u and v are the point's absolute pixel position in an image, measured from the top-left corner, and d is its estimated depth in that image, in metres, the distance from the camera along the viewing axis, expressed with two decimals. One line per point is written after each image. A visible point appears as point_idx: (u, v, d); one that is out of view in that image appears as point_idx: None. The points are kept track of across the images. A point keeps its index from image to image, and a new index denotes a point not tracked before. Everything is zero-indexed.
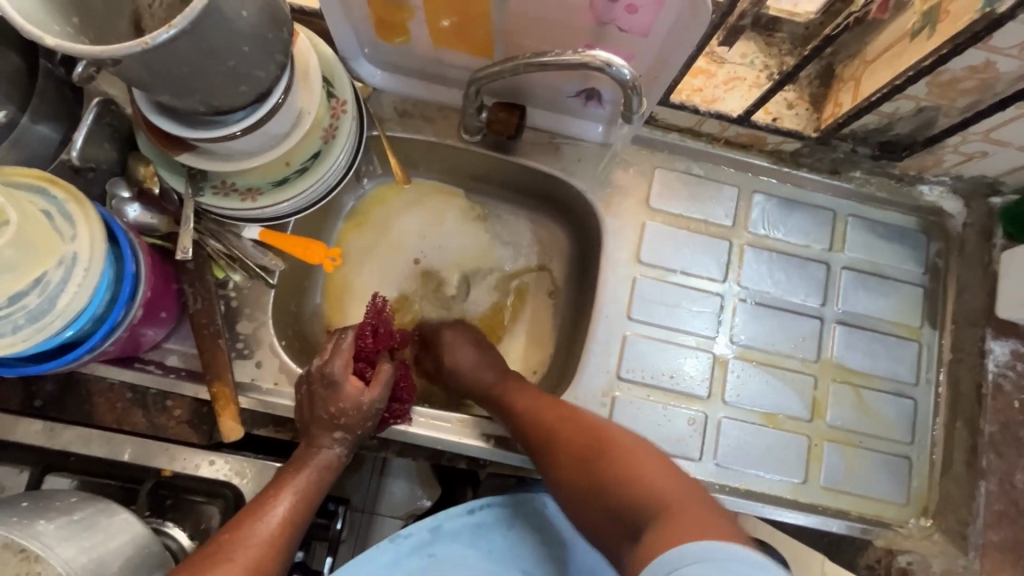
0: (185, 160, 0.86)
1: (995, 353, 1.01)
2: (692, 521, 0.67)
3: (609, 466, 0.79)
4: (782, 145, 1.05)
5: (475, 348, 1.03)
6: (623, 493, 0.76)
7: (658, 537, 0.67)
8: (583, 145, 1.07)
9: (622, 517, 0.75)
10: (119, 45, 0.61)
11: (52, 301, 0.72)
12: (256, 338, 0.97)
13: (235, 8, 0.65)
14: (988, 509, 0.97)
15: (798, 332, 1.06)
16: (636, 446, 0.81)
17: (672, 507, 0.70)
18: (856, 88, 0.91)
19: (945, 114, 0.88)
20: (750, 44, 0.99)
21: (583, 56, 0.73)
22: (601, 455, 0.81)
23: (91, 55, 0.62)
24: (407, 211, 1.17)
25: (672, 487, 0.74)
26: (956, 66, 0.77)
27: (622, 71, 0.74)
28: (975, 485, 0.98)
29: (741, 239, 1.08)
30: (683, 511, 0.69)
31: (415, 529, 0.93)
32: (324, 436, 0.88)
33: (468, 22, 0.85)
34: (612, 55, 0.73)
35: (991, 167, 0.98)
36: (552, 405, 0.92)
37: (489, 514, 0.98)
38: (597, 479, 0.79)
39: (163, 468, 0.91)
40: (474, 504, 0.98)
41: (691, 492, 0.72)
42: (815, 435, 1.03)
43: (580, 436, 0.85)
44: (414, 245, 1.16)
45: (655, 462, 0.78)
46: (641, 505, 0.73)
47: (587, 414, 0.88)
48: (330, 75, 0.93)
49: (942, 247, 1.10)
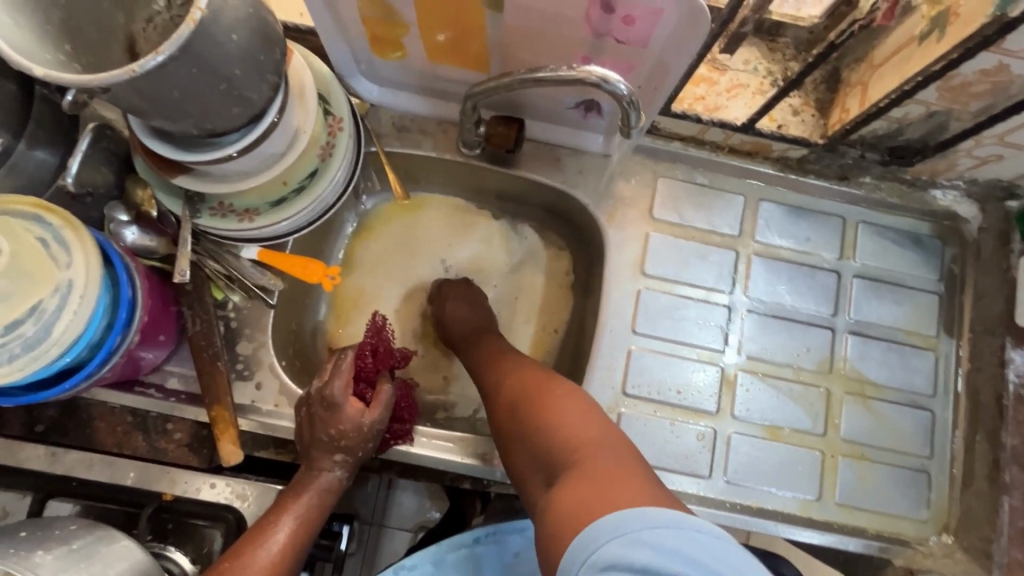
0: (182, 183, 0.85)
1: (1015, 362, 0.97)
2: (604, 475, 0.66)
3: (535, 415, 0.78)
4: (788, 152, 1.03)
5: (469, 302, 1.05)
6: (544, 443, 0.75)
7: (571, 491, 0.66)
8: (584, 156, 1.05)
9: (541, 459, 0.75)
10: (107, 74, 0.60)
11: (48, 329, 0.72)
12: (256, 359, 0.96)
13: (225, 31, 0.64)
14: (1012, 526, 0.93)
15: (809, 343, 1.03)
16: (564, 395, 0.79)
17: (587, 461, 0.69)
18: (863, 93, 0.88)
19: (957, 118, 0.85)
20: (752, 51, 0.97)
21: (579, 71, 0.72)
22: (531, 405, 0.80)
23: (81, 85, 0.62)
24: (420, 227, 1.15)
25: (593, 438, 0.72)
26: (967, 70, 0.74)
27: (619, 86, 0.72)
28: (997, 500, 0.94)
29: (747, 248, 1.05)
30: (600, 463, 0.68)
31: (417, 562, 0.95)
32: (323, 459, 0.86)
33: (463, 36, 0.84)
34: (607, 70, 0.71)
35: (1006, 170, 0.95)
36: (500, 363, 0.92)
37: (494, 543, 0.97)
38: (525, 429, 0.79)
39: (164, 492, 0.89)
40: (478, 533, 0.97)
41: (610, 444, 0.71)
42: (829, 449, 1.00)
43: (516, 387, 0.85)
44: (438, 266, 1.14)
45: (580, 411, 0.76)
46: (558, 454, 0.73)
47: (529, 367, 0.88)
48: (326, 92, 0.92)
49: (957, 252, 1.07)
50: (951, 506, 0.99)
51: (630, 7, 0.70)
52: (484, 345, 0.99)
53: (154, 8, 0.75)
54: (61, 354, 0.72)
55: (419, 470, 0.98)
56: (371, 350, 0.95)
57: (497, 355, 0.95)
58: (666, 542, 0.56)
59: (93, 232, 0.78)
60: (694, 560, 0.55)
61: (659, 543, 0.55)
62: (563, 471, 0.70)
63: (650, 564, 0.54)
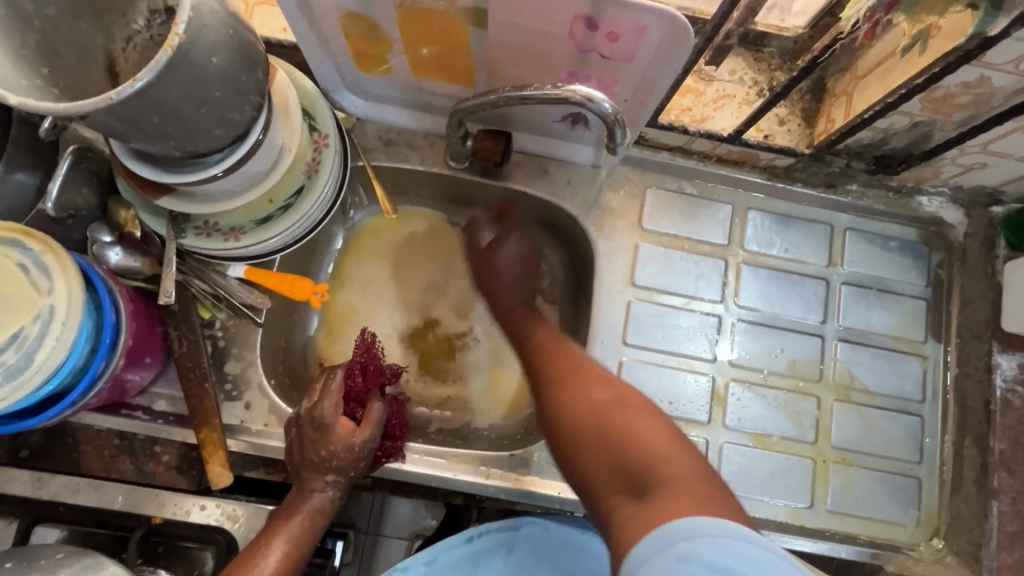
0: (165, 204, 0.84)
1: (1002, 368, 0.99)
2: (687, 489, 0.63)
3: (605, 420, 0.74)
4: (775, 161, 1.03)
5: (523, 263, 1.01)
6: (609, 448, 0.71)
7: (653, 503, 0.63)
8: (572, 167, 1.05)
9: (607, 463, 0.71)
10: (83, 102, 0.60)
11: (30, 357, 0.70)
12: (245, 378, 0.95)
13: (204, 54, 0.64)
14: (1000, 531, 0.94)
15: (799, 351, 1.04)
16: (633, 401, 0.76)
17: (663, 471, 0.66)
18: (848, 103, 0.89)
19: (941, 128, 0.85)
20: (738, 61, 0.97)
21: (563, 90, 0.72)
22: (596, 408, 0.76)
23: (57, 112, 0.61)
24: (412, 240, 1.15)
25: (665, 446, 0.69)
26: (949, 82, 0.75)
27: (603, 105, 0.73)
28: (986, 505, 0.95)
29: (736, 257, 1.05)
30: (676, 475, 0.65)
31: (409, 563, 0.94)
32: (313, 480, 0.86)
33: (449, 51, 0.83)
34: (591, 89, 0.72)
35: (990, 177, 0.96)
36: (556, 356, 0.87)
37: (487, 542, 0.97)
38: (588, 433, 0.74)
39: (153, 515, 0.89)
40: (471, 532, 0.97)
41: (688, 454, 0.68)
42: (820, 456, 1.00)
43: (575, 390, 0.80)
44: (427, 280, 1.13)
45: (650, 419, 0.73)
46: (631, 459, 0.69)
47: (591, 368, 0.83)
48: (311, 108, 0.92)
49: (944, 258, 1.07)
50: (941, 510, 1.00)
51: (613, 24, 0.70)
52: (534, 333, 0.93)
53: (133, 27, 0.75)
54: (43, 380, 0.71)
55: (411, 485, 0.98)
56: (359, 368, 0.94)
57: (553, 347, 0.89)
58: (751, 555, 0.55)
59: (75, 256, 0.77)
60: (768, 573, 0.55)
61: (716, 560, 0.55)
62: (638, 480, 0.67)
63: (731, 569, 0.54)
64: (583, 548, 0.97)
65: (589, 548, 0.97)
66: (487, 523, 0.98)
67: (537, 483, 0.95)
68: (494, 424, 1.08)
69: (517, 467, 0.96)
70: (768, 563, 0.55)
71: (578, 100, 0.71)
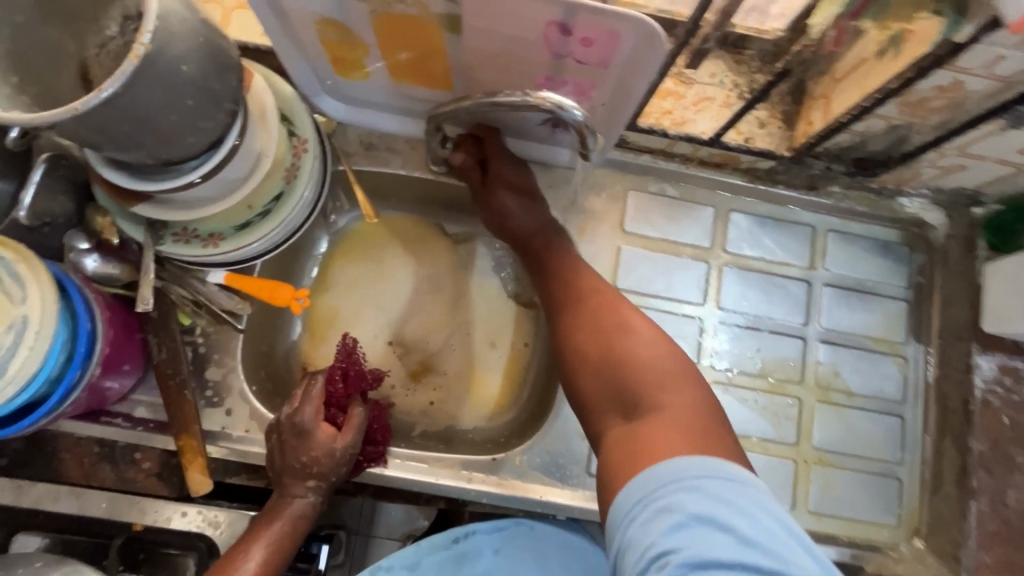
0: (142, 211, 0.84)
1: (982, 368, 1.00)
2: (682, 418, 0.73)
3: (616, 346, 0.82)
4: (757, 163, 1.03)
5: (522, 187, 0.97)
6: (615, 369, 0.80)
7: (645, 427, 0.73)
8: (553, 171, 1.05)
9: (615, 389, 0.80)
10: (49, 113, 0.59)
11: (3, 368, 0.70)
12: (226, 385, 0.95)
13: (174, 62, 0.63)
14: (981, 530, 0.96)
15: (781, 353, 1.04)
16: (640, 331, 0.82)
17: (662, 398, 0.75)
18: (827, 106, 0.89)
19: (918, 131, 0.86)
20: (718, 63, 0.94)
21: (534, 98, 0.76)
22: (608, 333, 0.83)
23: (27, 123, 0.61)
24: (395, 243, 1.14)
25: (666, 373, 0.78)
26: (924, 86, 0.75)
27: (573, 112, 0.76)
28: (966, 504, 0.97)
29: (718, 259, 1.06)
30: (672, 405, 0.75)
31: (394, 562, 0.94)
32: (294, 485, 0.86)
33: (425, 56, 0.83)
34: (561, 98, 0.75)
35: (969, 179, 0.96)
36: (572, 281, 0.91)
37: (472, 544, 0.97)
38: (595, 351, 0.82)
39: (134, 522, 0.89)
40: (455, 534, 0.97)
41: (684, 384, 0.77)
42: (802, 457, 1.01)
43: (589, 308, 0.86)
44: (413, 286, 1.13)
45: (659, 349, 0.81)
46: (635, 389, 0.78)
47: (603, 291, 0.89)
48: (290, 113, 0.91)
49: (925, 259, 1.07)
50: (923, 510, 1.00)
51: (587, 30, 0.69)
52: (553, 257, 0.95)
53: (107, 34, 0.73)
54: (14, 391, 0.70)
55: (392, 490, 0.98)
56: (339, 373, 0.94)
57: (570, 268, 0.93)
58: (736, 501, 0.61)
59: (50, 265, 0.77)
60: (751, 521, 0.60)
61: (695, 509, 0.60)
62: (641, 404, 0.76)
63: (714, 513, 0.60)
64: (568, 547, 0.96)
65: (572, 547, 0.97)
66: (475, 524, 0.98)
67: (519, 486, 0.95)
68: (478, 428, 1.08)
69: (499, 472, 0.95)
70: (756, 512, 0.60)
71: (549, 108, 0.75)
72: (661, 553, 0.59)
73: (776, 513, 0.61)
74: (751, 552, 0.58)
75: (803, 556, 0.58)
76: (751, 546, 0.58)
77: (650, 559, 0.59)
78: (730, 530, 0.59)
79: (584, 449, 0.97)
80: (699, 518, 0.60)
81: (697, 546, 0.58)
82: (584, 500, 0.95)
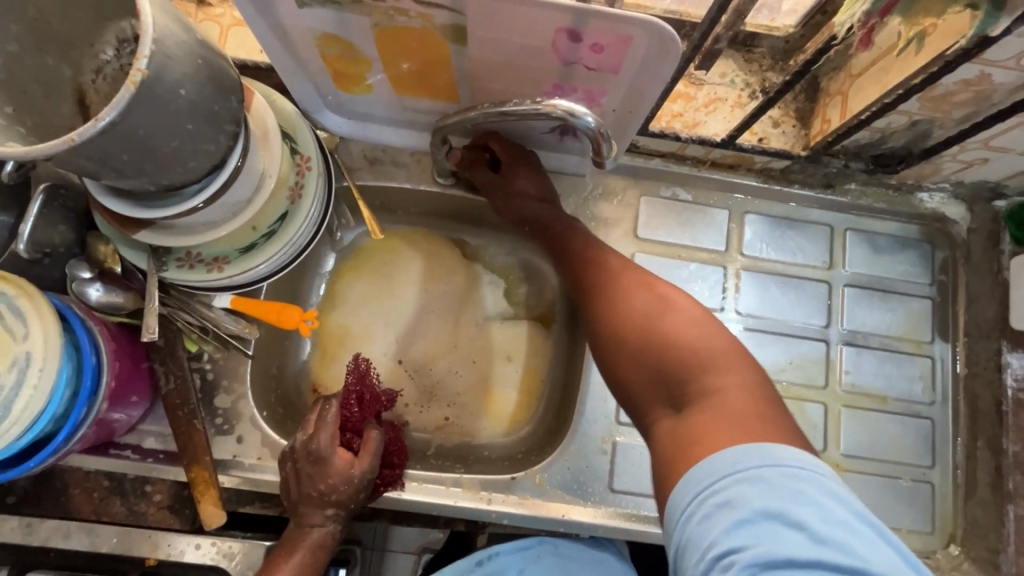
0: (144, 238, 0.81)
1: (1012, 367, 0.97)
2: (734, 403, 0.66)
3: (652, 333, 0.74)
4: (771, 163, 1.01)
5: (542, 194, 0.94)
6: (654, 360, 0.73)
7: (697, 415, 0.67)
8: (562, 178, 1.03)
9: (657, 375, 0.72)
10: (44, 145, 0.57)
11: (7, 408, 0.68)
12: (236, 411, 0.93)
13: (171, 86, 0.61)
14: (1019, 536, 0.93)
15: (803, 357, 1.01)
16: (676, 310, 0.75)
17: (710, 385, 0.68)
18: (843, 104, 0.86)
19: (940, 126, 0.83)
20: (729, 63, 0.94)
21: (544, 106, 0.73)
22: (639, 315, 0.76)
23: (21, 156, 0.58)
24: (406, 258, 1.12)
25: (711, 356, 0.70)
26: (948, 80, 0.72)
27: (586, 119, 0.73)
28: (1003, 510, 0.94)
29: (735, 263, 1.03)
30: (722, 390, 0.68)
31: None
32: (312, 513, 0.83)
33: (429, 68, 0.80)
34: (572, 105, 0.72)
35: (992, 172, 0.93)
36: (597, 269, 0.84)
37: (497, 565, 0.94)
38: (630, 340, 0.75)
39: (146, 557, 0.86)
40: (480, 556, 0.95)
41: (732, 365, 0.70)
42: (829, 464, 0.98)
43: (619, 299, 0.79)
44: (424, 299, 1.10)
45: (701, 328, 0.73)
46: (679, 373, 0.70)
47: (632, 275, 0.81)
48: (292, 131, 0.89)
49: (948, 256, 1.04)
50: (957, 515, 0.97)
51: (597, 35, 0.67)
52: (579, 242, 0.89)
53: (102, 57, 0.72)
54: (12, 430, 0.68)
55: (410, 514, 0.95)
56: (354, 397, 0.91)
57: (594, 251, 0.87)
58: (799, 489, 0.56)
59: (51, 298, 0.75)
60: (818, 507, 0.55)
61: (762, 504, 0.56)
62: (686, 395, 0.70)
63: (778, 504, 0.56)
64: (594, 561, 0.95)
65: (599, 561, 0.95)
66: (498, 544, 0.96)
67: (540, 504, 0.92)
68: (495, 445, 1.06)
69: (519, 492, 0.93)
70: (822, 499, 0.56)
71: (560, 115, 0.72)
72: (725, 553, 0.55)
73: (850, 506, 0.56)
74: (826, 549, 0.53)
75: (877, 545, 0.54)
76: (823, 542, 0.54)
77: (713, 559, 0.55)
78: (801, 526, 0.55)
79: (605, 465, 0.95)
80: (761, 511, 0.55)
81: (766, 542, 0.54)
82: (607, 516, 0.93)
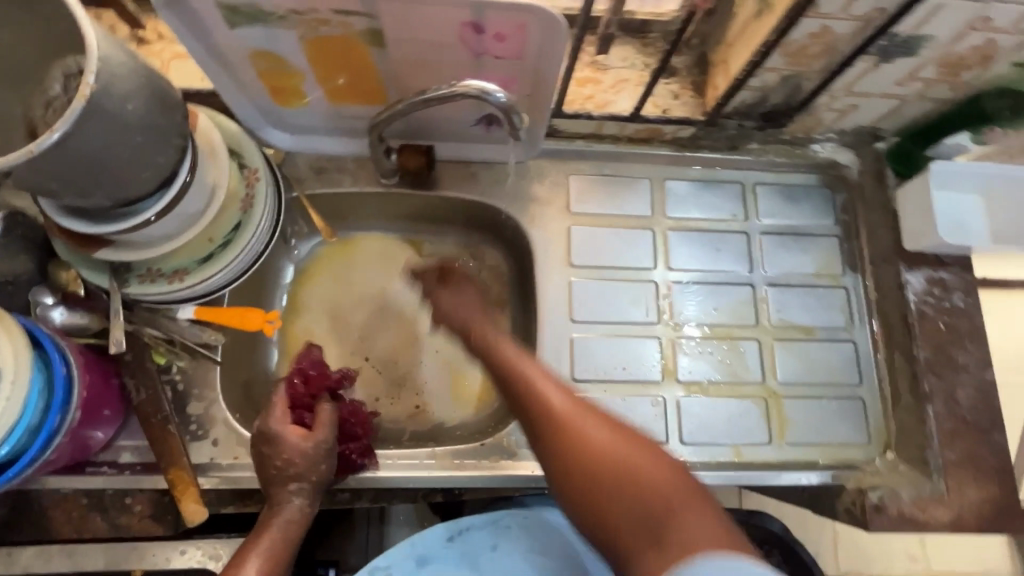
0: (104, 256, 0.86)
1: (912, 284, 1.08)
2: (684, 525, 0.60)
3: (612, 454, 0.69)
4: (679, 132, 1.12)
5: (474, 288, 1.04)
6: (613, 491, 0.67)
7: (654, 548, 0.60)
8: (497, 167, 1.12)
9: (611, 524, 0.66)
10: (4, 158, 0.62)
11: None
12: (209, 417, 0.96)
13: (119, 100, 0.68)
14: (941, 428, 1.02)
15: (734, 301, 1.11)
16: (616, 445, 0.70)
17: (684, 526, 0.60)
18: (726, 69, 0.99)
19: (807, 78, 0.96)
20: (627, 48, 1.07)
21: (459, 87, 0.81)
22: (581, 452, 0.70)
23: None
24: (364, 260, 1.19)
25: (673, 501, 0.63)
26: (799, 35, 0.85)
27: (497, 96, 0.82)
28: (923, 410, 1.03)
29: (662, 225, 1.13)
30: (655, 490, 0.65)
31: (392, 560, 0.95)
32: (280, 488, 0.87)
33: (357, 74, 0.89)
34: (484, 84, 0.81)
35: (865, 116, 1.07)
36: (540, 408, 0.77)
37: (472, 536, 1.00)
38: (581, 491, 0.69)
39: (133, 568, 0.89)
40: (453, 530, 0.99)
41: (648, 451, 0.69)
42: (770, 394, 1.07)
43: (572, 447, 0.71)
44: (383, 297, 1.17)
45: (636, 443, 0.70)
46: (632, 509, 0.65)
47: (578, 429, 0.73)
48: (238, 147, 0.96)
49: (846, 196, 1.17)
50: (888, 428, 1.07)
51: (498, 26, 0.77)
52: (538, 400, 0.78)
53: (50, 93, 0.76)
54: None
55: (390, 494, 0.99)
56: (301, 381, 0.95)
57: (546, 404, 0.77)
58: None
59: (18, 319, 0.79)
60: None
61: None
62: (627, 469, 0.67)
63: None
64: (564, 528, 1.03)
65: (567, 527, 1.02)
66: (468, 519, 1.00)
67: (510, 464, 0.98)
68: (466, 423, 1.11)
69: (491, 455, 0.99)
70: None
71: (474, 92, 0.80)
72: None
73: None
74: None
75: None
76: None
77: None
78: None
79: None
80: None
81: None
82: None
